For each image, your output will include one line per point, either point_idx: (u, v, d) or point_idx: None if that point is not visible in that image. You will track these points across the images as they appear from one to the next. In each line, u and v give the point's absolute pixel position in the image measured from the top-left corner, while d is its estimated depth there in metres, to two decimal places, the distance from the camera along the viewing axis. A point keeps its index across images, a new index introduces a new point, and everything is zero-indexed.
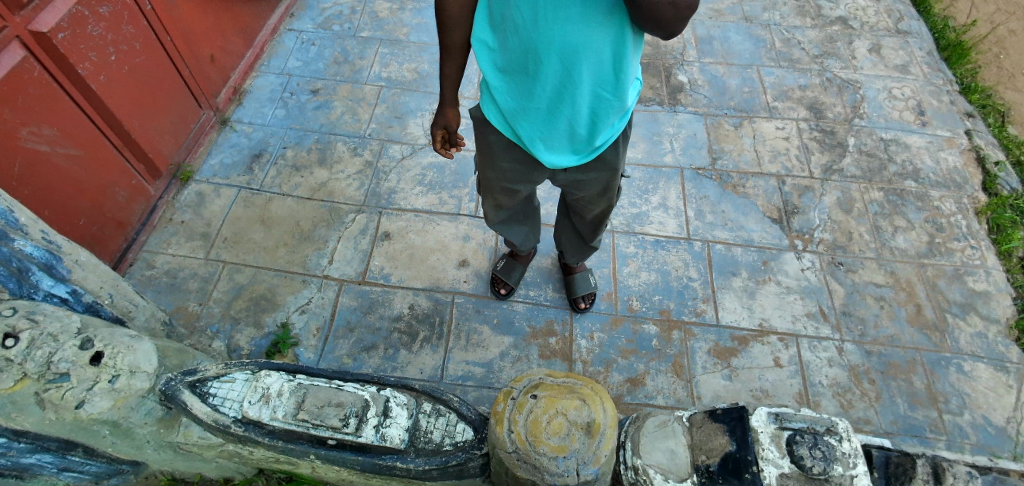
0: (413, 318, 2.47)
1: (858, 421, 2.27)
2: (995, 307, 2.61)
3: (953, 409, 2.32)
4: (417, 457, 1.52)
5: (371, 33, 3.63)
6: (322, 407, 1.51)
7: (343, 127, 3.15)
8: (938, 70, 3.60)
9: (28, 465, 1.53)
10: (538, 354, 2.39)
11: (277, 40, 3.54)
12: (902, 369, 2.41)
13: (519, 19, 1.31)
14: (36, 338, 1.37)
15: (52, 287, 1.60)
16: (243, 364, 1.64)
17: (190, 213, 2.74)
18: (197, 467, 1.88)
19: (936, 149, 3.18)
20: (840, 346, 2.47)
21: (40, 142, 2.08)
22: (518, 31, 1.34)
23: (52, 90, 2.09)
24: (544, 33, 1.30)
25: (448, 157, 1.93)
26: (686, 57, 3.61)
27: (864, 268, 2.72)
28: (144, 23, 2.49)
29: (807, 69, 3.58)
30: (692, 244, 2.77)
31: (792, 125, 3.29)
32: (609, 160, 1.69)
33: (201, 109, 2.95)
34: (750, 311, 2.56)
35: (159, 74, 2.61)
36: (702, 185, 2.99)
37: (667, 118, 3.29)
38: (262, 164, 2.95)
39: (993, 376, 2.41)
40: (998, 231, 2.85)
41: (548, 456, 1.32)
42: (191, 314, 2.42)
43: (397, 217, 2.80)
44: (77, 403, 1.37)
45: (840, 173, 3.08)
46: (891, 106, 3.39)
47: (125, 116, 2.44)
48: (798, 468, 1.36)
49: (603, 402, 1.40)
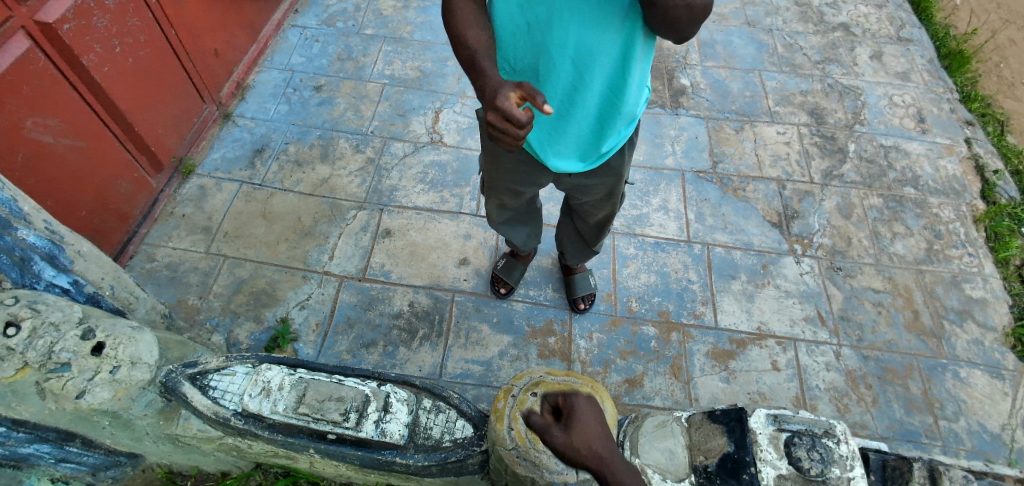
0: (413, 315, 2.47)
1: (855, 425, 2.29)
2: (992, 314, 2.62)
3: (949, 415, 2.33)
4: (416, 452, 1.53)
5: (375, 30, 3.63)
6: (323, 401, 1.51)
7: (345, 123, 3.15)
8: (938, 78, 3.62)
9: (26, 455, 1.54)
10: (537, 354, 2.40)
11: (281, 35, 3.54)
12: (899, 374, 2.43)
13: (533, 21, 1.29)
14: (37, 327, 1.35)
15: (54, 277, 1.59)
16: (244, 358, 1.66)
17: (191, 207, 2.73)
18: (195, 460, 1.89)
19: (935, 157, 3.20)
20: (837, 350, 2.48)
21: (43, 133, 2.07)
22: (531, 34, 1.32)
23: (57, 81, 2.10)
24: (557, 35, 1.30)
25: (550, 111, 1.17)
26: (689, 61, 3.62)
27: (862, 273, 2.73)
28: (150, 16, 2.49)
29: (809, 74, 3.59)
30: (691, 246, 2.78)
31: (792, 130, 3.30)
32: (614, 167, 1.70)
33: (204, 104, 2.95)
34: (749, 314, 2.57)
35: (163, 68, 2.62)
36: (702, 188, 3.01)
37: (669, 121, 3.30)
38: (264, 159, 2.95)
39: (989, 383, 2.43)
40: (996, 240, 2.87)
41: (548, 453, 1.33)
42: (191, 307, 2.42)
43: (398, 215, 2.80)
44: (77, 394, 1.35)
45: (840, 178, 3.09)
46: (891, 112, 3.41)
47: (128, 109, 2.44)
48: (796, 469, 1.38)
49: (603, 401, 1.40)
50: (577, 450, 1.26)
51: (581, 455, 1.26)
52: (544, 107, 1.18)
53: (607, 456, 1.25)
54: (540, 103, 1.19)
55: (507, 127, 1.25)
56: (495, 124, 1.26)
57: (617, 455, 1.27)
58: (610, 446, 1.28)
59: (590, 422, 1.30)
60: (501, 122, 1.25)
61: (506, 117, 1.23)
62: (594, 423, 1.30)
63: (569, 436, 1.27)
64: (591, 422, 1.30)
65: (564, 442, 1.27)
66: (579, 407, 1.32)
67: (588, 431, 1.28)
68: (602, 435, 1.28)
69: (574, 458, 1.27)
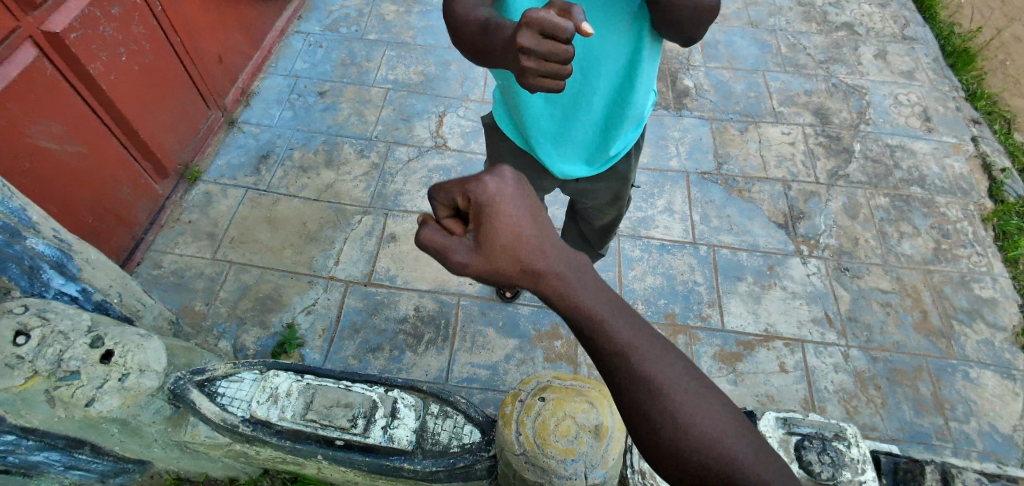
0: (419, 320, 2.47)
1: (864, 427, 2.27)
2: (1001, 314, 2.60)
3: (959, 416, 2.31)
4: (424, 458, 1.52)
5: (378, 35, 3.64)
6: (331, 407, 1.52)
7: (349, 128, 3.16)
8: (944, 76, 3.60)
9: (36, 463, 1.55)
10: (543, 357, 2.40)
11: (285, 41, 3.55)
12: (908, 375, 2.41)
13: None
14: (47, 336, 1.34)
15: (62, 285, 1.60)
16: (251, 364, 1.65)
17: (197, 213, 2.75)
18: (203, 466, 1.89)
19: (942, 156, 3.18)
20: (845, 351, 2.47)
21: (49, 140, 2.09)
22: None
23: (64, 89, 2.11)
24: None
25: (591, 29, 0.90)
26: (692, 62, 3.61)
27: (869, 273, 2.72)
28: (154, 23, 2.51)
29: (813, 74, 3.58)
30: (697, 248, 2.77)
31: (797, 131, 3.29)
32: (621, 171, 1.70)
33: (209, 110, 2.97)
34: (755, 316, 2.56)
35: (167, 74, 2.63)
36: (707, 190, 3.00)
37: (673, 122, 3.29)
38: (269, 165, 2.96)
39: (1000, 383, 2.40)
40: (1004, 239, 2.84)
41: (556, 458, 1.32)
42: (197, 313, 2.43)
43: (403, 219, 2.80)
44: (86, 402, 1.35)
45: (846, 179, 3.08)
46: (896, 112, 3.39)
47: (133, 116, 2.45)
48: (807, 473, 1.36)
49: (611, 406, 1.40)
50: (502, 271, 0.85)
51: (508, 276, 0.85)
52: (583, 24, 0.90)
53: (546, 270, 0.83)
54: (580, 16, 0.92)
55: (551, 48, 0.96)
56: (533, 50, 0.98)
57: (561, 259, 0.85)
58: (550, 243, 0.86)
59: (514, 217, 0.87)
60: (539, 43, 0.97)
61: (545, 32, 0.95)
62: (516, 217, 0.87)
63: (482, 254, 0.85)
64: (514, 221, 0.86)
65: (478, 267, 0.86)
66: (495, 204, 0.87)
67: (512, 232, 0.85)
68: (537, 236, 0.86)
69: (499, 282, 0.86)
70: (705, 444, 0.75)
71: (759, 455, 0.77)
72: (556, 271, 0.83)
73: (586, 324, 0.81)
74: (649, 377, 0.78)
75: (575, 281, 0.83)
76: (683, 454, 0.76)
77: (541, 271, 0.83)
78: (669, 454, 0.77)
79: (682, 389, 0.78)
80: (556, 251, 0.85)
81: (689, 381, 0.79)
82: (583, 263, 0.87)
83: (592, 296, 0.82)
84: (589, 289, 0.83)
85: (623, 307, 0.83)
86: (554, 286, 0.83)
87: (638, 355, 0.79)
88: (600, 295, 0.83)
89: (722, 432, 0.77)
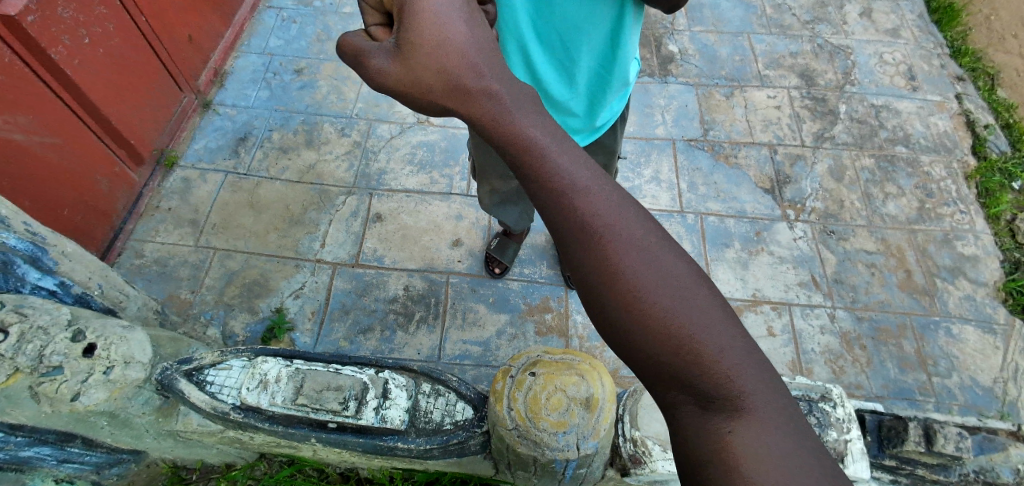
0: (408, 299, 2.46)
1: (850, 386, 2.31)
2: (983, 270, 2.64)
3: (941, 371, 2.37)
4: (418, 437, 1.53)
5: (353, 8, 3.52)
6: (321, 391, 1.49)
7: (328, 106, 3.08)
8: (929, 33, 3.57)
9: (27, 459, 1.55)
10: (534, 331, 2.41)
11: (257, 17, 3.43)
12: (893, 334, 2.45)
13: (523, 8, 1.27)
14: (26, 332, 1.30)
15: (39, 279, 1.55)
16: (239, 351, 1.64)
17: (177, 200, 2.69)
18: (198, 453, 1.90)
19: (926, 114, 3.18)
20: (831, 313, 2.50)
21: (14, 131, 2.03)
22: (522, 23, 1.29)
23: (26, 77, 2.04)
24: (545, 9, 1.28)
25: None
26: (676, 27, 3.55)
27: (855, 235, 2.74)
28: (118, 4, 2.40)
29: (798, 35, 3.53)
30: (685, 216, 2.77)
31: (783, 94, 3.26)
32: (607, 145, 1.70)
33: (182, 93, 2.88)
34: (743, 282, 2.58)
35: (136, 58, 2.54)
36: (694, 157, 2.98)
37: (658, 90, 3.25)
38: (248, 147, 2.90)
39: (981, 338, 2.46)
40: (987, 196, 2.88)
41: (548, 431, 1.34)
42: (184, 302, 2.40)
43: (388, 198, 2.76)
44: (72, 396, 1.34)
45: (832, 141, 3.07)
46: (882, 71, 3.37)
47: (103, 103, 2.37)
48: None
49: (601, 377, 1.40)
50: (422, 84, 0.84)
51: (431, 92, 0.84)
52: None
53: (477, 91, 0.82)
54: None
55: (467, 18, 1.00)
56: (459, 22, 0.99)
57: (512, 91, 0.83)
58: (486, 64, 0.84)
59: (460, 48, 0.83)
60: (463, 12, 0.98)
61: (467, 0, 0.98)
62: (446, 21, 0.84)
63: (401, 61, 0.84)
64: (442, 25, 0.83)
65: (396, 77, 0.85)
66: (420, 3, 0.83)
67: (435, 36, 0.82)
68: (466, 46, 0.84)
69: (418, 97, 0.85)
70: (691, 352, 0.70)
71: (746, 365, 0.71)
72: (498, 100, 0.81)
73: (566, 209, 0.77)
74: (637, 263, 0.74)
75: (574, 166, 0.78)
76: (657, 355, 0.72)
77: (503, 124, 0.81)
78: (642, 353, 0.73)
79: (669, 287, 0.73)
80: (496, 73, 0.83)
81: (696, 292, 0.74)
82: (532, 100, 0.85)
83: (597, 191, 0.77)
84: (586, 177, 0.78)
85: (621, 199, 0.78)
86: (488, 112, 0.81)
87: (622, 244, 0.75)
88: (588, 176, 0.78)
89: (707, 334, 0.71)
